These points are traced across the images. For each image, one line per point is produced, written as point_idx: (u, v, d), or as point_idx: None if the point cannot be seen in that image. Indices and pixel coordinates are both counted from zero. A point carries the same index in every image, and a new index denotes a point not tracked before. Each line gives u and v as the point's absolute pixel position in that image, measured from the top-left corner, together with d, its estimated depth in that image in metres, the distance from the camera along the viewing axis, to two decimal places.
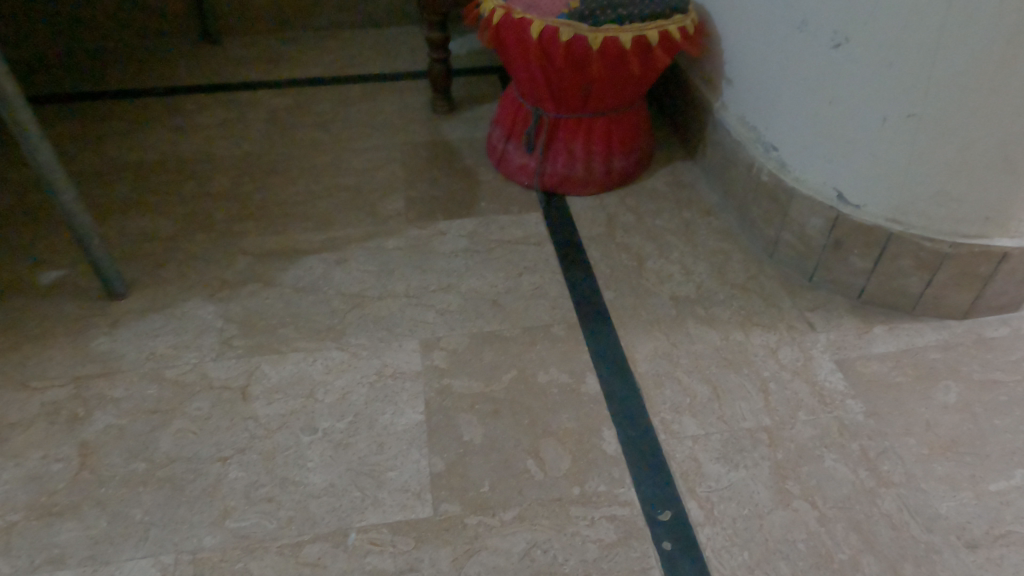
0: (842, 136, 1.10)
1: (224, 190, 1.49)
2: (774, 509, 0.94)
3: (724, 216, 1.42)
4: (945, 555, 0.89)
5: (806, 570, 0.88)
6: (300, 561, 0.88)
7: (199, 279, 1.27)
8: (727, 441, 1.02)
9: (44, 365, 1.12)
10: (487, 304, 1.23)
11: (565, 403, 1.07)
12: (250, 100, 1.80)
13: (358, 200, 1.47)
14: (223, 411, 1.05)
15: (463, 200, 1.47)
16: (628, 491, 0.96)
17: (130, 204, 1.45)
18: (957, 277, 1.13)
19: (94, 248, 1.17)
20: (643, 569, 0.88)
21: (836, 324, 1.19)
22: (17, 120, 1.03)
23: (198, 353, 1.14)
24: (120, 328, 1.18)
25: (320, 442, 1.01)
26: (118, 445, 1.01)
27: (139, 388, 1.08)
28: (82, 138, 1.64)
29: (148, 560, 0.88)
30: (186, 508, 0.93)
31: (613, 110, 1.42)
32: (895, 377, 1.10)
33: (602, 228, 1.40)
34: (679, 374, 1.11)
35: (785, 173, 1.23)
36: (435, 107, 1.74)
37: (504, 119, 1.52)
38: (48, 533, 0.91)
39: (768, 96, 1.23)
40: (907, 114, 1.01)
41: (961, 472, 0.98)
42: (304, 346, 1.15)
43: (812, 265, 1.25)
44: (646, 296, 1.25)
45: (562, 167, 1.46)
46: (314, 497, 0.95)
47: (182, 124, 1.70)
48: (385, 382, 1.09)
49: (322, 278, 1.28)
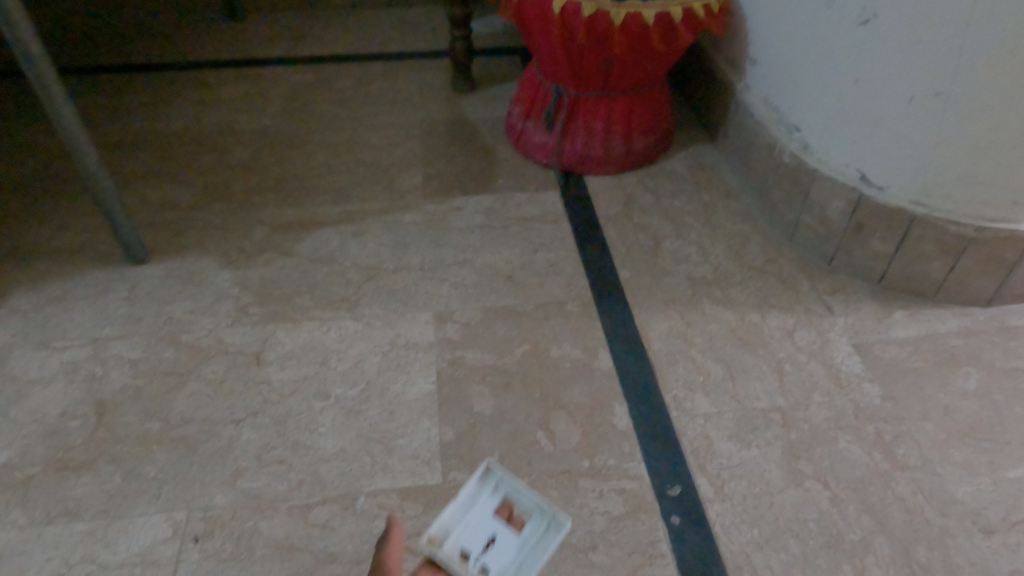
0: (867, 116, 1.08)
1: (245, 161, 1.50)
2: (785, 488, 0.93)
3: (744, 199, 1.40)
4: (959, 539, 0.87)
5: (817, 549, 0.87)
6: (310, 522, 0.89)
7: (218, 247, 1.28)
8: (739, 420, 1.01)
9: (64, 326, 1.13)
10: (502, 280, 1.22)
11: (577, 378, 1.07)
12: (273, 74, 1.81)
13: (376, 174, 1.47)
14: (238, 375, 1.06)
15: (481, 177, 1.46)
16: (638, 465, 0.96)
17: (149, 174, 1.46)
18: (981, 262, 1.11)
19: (115, 213, 1.18)
20: (651, 543, 0.87)
21: (855, 308, 1.18)
22: (43, 85, 1.04)
23: (214, 319, 1.15)
24: (139, 292, 1.19)
25: (332, 408, 1.02)
26: (134, 404, 1.02)
27: (155, 350, 1.10)
28: (108, 108, 1.66)
29: (161, 516, 0.89)
30: (198, 468, 0.94)
31: (634, 90, 1.41)
32: (913, 361, 1.08)
33: (619, 208, 1.39)
34: (693, 353, 1.10)
35: (808, 154, 1.22)
36: (455, 86, 1.74)
37: (524, 97, 1.51)
38: (64, 487, 0.92)
39: (792, 76, 1.21)
40: (934, 94, 0.99)
41: (979, 458, 0.96)
42: (319, 315, 1.16)
43: (832, 249, 1.24)
44: (662, 275, 1.24)
45: (580, 146, 1.45)
46: (324, 461, 0.95)
47: (206, 97, 1.71)
48: (398, 352, 1.10)
49: (338, 249, 1.29)
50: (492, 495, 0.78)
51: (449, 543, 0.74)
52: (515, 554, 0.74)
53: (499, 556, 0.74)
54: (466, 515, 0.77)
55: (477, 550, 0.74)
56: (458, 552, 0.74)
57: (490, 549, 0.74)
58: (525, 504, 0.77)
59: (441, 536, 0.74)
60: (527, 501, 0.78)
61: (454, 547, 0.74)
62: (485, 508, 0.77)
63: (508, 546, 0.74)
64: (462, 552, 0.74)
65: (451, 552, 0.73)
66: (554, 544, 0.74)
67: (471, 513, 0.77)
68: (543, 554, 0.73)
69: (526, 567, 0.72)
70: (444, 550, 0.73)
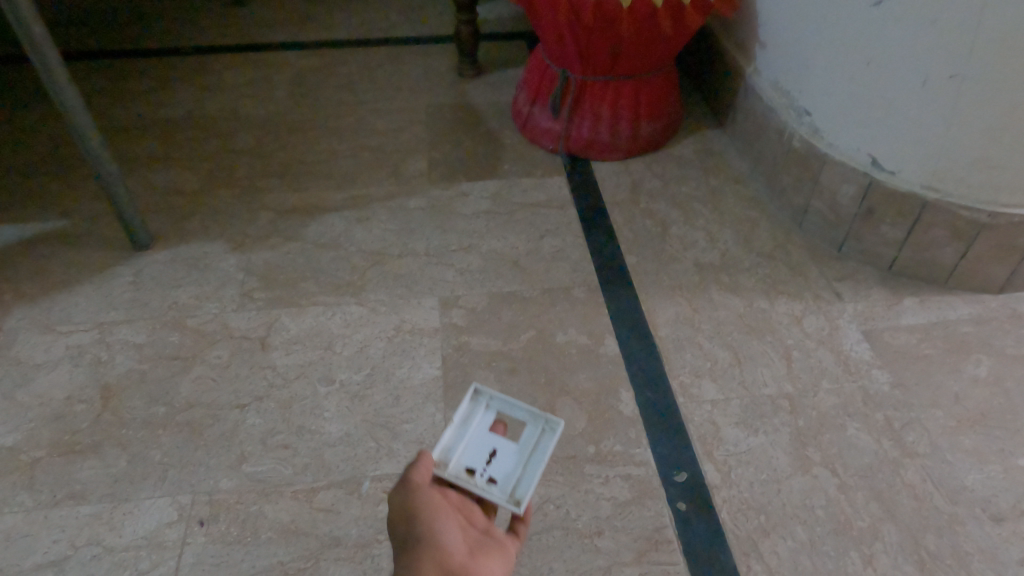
0: (879, 99, 1.06)
1: (250, 146, 1.49)
2: (793, 475, 0.92)
3: (753, 185, 1.39)
4: (969, 527, 0.86)
5: (824, 536, 0.86)
6: (315, 507, 0.89)
7: (222, 232, 1.28)
8: (747, 406, 1.00)
9: (69, 310, 1.13)
10: (507, 266, 1.22)
11: (583, 364, 1.06)
12: (278, 60, 1.79)
13: (381, 159, 1.46)
14: (243, 360, 1.06)
15: (487, 163, 1.45)
16: (644, 451, 0.95)
17: (154, 159, 1.45)
18: (994, 248, 1.09)
19: (120, 198, 1.18)
20: (657, 529, 0.87)
21: (864, 295, 1.16)
22: (47, 67, 1.03)
23: (219, 304, 1.15)
24: (144, 277, 1.19)
25: (337, 392, 1.01)
26: (139, 388, 1.02)
27: (160, 335, 1.10)
28: (113, 93, 1.65)
29: (166, 499, 0.89)
30: (203, 452, 0.94)
31: (642, 74, 1.40)
32: (923, 348, 1.07)
33: (626, 194, 1.38)
34: (700, 339, 1.09)
35: (818, 139, 1.20)
36: (461, 71, 1.72)
37: (530, 82, 1.49)
38: (70, 470, 0.93)
39: (803, 59, 1.19)
40: (949, 76, 0.97)
41: (989, 445, 0.95)
42: (324, 300, 1.15)
43: (842, 235, 1.22)
44: (669, 261, 1.23)
45: (587, 131, 1.43)
46: (329, 446, 0.95)
47: (211, 83, 1.70)
48: (403, 337, 1.09)
49: (343, 234, 1.28)
50: (485, 415, 0.78)
51: (454, 463, 0.72)
52: (518, 461, 0.74)
53: (504, 466, 0.73)
54: (464, 436, 0.75)
55: (482, 463, 0.73)
56: (465, 468, 0.72)
57: (494, 460, 0.73)
58: (517, 416, 0.77)
59: (446, 459, 0.72)
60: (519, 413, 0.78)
61: (460, 465, 0.72)
62: (481, 427, 0.76)
63: (510, 455, 0.74)
64: (468, 469, 0.72)
65: (458, 469, 0.72)
66: (553, 444, 0.75)
67: (468, 435, 0.75)
68: (544, 454, 0.74)
69: (532, 469, 0.73)
70: (452, 469, 0.72)
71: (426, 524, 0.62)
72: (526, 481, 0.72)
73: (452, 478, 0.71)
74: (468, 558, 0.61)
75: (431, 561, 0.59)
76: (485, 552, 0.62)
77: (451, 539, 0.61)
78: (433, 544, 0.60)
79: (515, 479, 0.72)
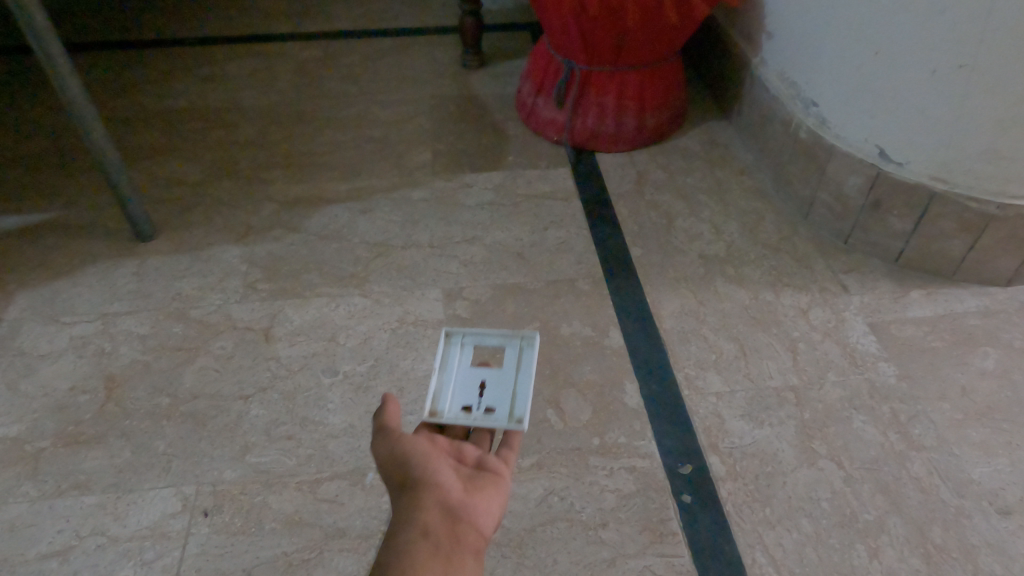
0: (887, 89, 1.05)
1: (253, 137, 1.49)
2: (798, 467, 0.91)
3: (758, 177, 1.38)
4: (975, 520, 0.86)
5: (830, 529, 0.85)
6: (318, 498, 0.89)
7: (226, 223, 1.28)
8: (752, 399, 0.99)
9: (73, 301, 1.13)
10: (511, 257, 1.21)
11: (587, 356, 1.05)
12: (281, 50, 1.79)
13: (385, 150, 1.45)
14: (247, 351, 1.06)
15: (490, 154, 1.45)
16: (649, 443, 0.95)
17: (156, 150, 1.45)
18: (1002, 241, 1.09)
19: (123, 189, 1.17)
20: (662, 521, 0.87)
21: (871, 287, 1.16)
22: (49, 56, 1.02)
23: (222, 295, 1.14)
24: (148, 268, 1.19)
25: (340, 384, 1.01)
26: (143, 379, 1.02)
27: (164, 326, 1.09)
28: (116, 84, 1.65)
29: (170, 490, 0.89)
30: (207, 442, 0.94)
31: (647, 65, 1.38)
32: (930, 341, 1.06)
33: (631, 185, 1.37)
34: (705, 331, 1.09)
35: (825, 130, 1.19)
36: (465, 62, 1.71)
37: (535, 72, 1.48)
38: (74, 460, 0.93)
39: (810, 49, 1.18)
40: (958, 66, 0.95)
41: (996, 438, 0.94)
42: (327, 291, 1.15)
43: (848, 227, 1.21)
44: (674, 253, 1.22)
45: (592, 122, 1.43)
46: (333, 437, 0.95)
47: (214, 73, 1.69)
48: (407, 329, 1.09)
49: (347, 226, 1.27)
50: (464, 353, 0.79)
51: (450, 408, 0.74)
52: (507, 385, 0.76)
53: (496, 392, 0.75)
54: (450, 380, 0.77)
55: (475, 398, 0.75)
56: (462, 409, 0.74)
57: (485, 391, 0.75)
58: (492, 344, 0.79)
59: (440, 406, 0.74)
60: (493, 340, 0.79)
61: (455, 407, 0.74)
62: (463, 367, 0.78)
63: (498, 382, 0.76)
64: (464, 408, 0.74)
65: (455, 412, 0.73)
66: (534, 358, 0.77)
67: (454, 378, 0.77)
68: (530, 371, 0.76)
69: (523, 386, 0.75)
70: (450, 413, 0.73)
71: (419, 464, 0.59)
72: (520, 400, 0.74)
73: (452, 421, 0.72)
74: (465, 493, 0.58)
75: (428, 499, 0.56)
76: (481, 484, 0.60)
77: (446, 477, 0.59)
78: (427, 483, 0.57)
79: (509, 403, 0.74)
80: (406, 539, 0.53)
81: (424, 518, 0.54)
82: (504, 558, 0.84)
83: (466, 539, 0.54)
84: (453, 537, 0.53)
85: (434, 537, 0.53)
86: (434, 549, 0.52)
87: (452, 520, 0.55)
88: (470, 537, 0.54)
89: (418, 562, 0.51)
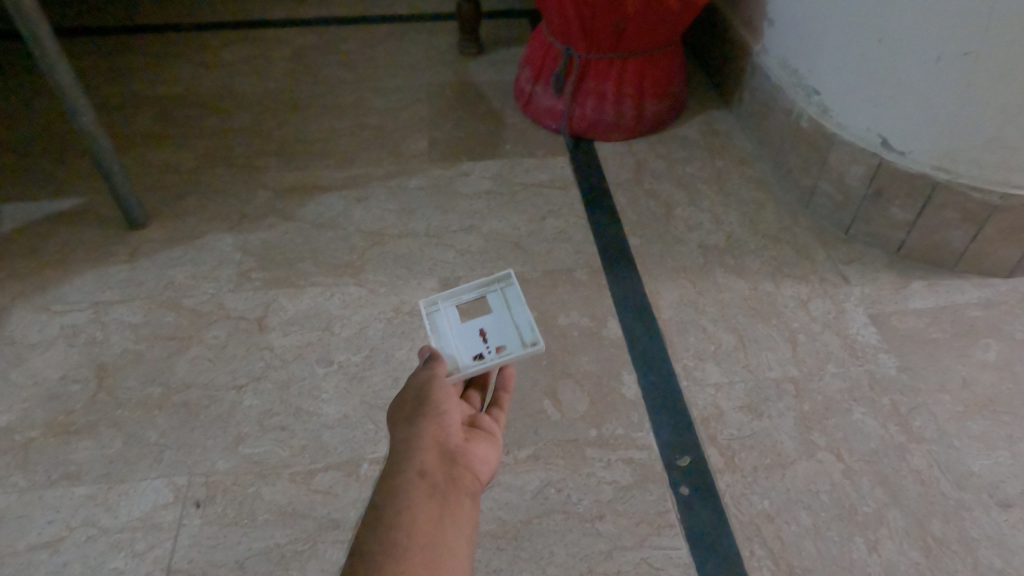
0: (890, 77, 1.03)
1: (247, 124, 1.47)
2: (798, 459, 0.91)
3: (759, 167, 1.37)
4: (976, 513, 0.85)
5: (829, 522, 0.85)
6: (312, 489, 0.88)
7: (220, 211, 1.26)
8: (752, 390, 0.98)
9: (64, 290, 1.12)
10: (508, 247, 1.20)
11: (585, 346, 1.04)
12: (276, 37, 1.76)
13: (381, 138, 1.44)
14: (240, 340, 1.04)
15: (488, 142, 1.43)
16: (647, 435, 0.94)
17: (149, 137, 1.43)
18: (1005, 231, 1.07)
19: (114, 176, 1.15)
20: (659, 513, 0.86)
21: (871, 278, 1.14)
22: (37, 39, 1.00)
23: (216, 284, 1.13)
24: (141, 255, 1.17)
25: (335, 373, 1.00)
26: (135, 369, 1.01)
27: (157, 315, 1.08)
28: (108, 70, 1.62)
29: (162, 480, 0.88)
30: (200, 433, 0.93)
31: (647, 52, 1.36)
32: (931, 332, 1.05)
33: (630, 174, 1.35)
34: (704, 322, 1.08)
35: (827, 118, 1.17)
36: (463, 49, 1.69)
37: (533, 60, 1.46)
38: (65, 450, 0.91)
39: (813, 36, 1.16)
40: (962, 53, 0.93)
41: (997, 431, 0.93)
42: (322, 280, 1.14)
43: (849, 217, 1.20)
44: (674, 243, 1.21)
45: (591, 111, 1.41)
46: (328, 428, 0.94)
47: (208, 59, 1.67)
48: (402, 319, 1.07)
49: (342, 214, 1.26)
50: (449, 316, 0.82)
51: (462, 360, 0.75)
52: (501, 323, 0.79)
53: (497, 332, 0.78)
54: (450, 338, 0.78)
55: (481, 344, 0.77)
56: (474, 358, 0.75)
57: (487, 334, 0.78)
58: (471, 297, 0.83)
59: (453, 363, 0.74)
60: (470, 293, 0.83)
61: (467, 357, 0.75)
62: (454, 325, 0.80)
63: (491, 324, 0.79)
64: (476, 356, 0.75)
65: (469, 360, 0.75)
66: (517, 293, 0.82)
67: (450, 336, 0.78)
68: (517, 303, 0.81)
69: (519, 318, 0.79)
70: (465, 364, 0.74)
71: (427, 408, 0.60)
72: (520, 329, 0.78)
73: (471, 366, 0.73)
74: (465, 443, 0.58)
75: (429, 438, 0.57)
76: (477, 440, 0.60)
77: (451, 424, 0.59)
78: (432, 423, 0.58)
79: (512, 336, 0.77)
80: (405, 474, 0.53)
81: (423, 457, 0.55)
82: (500, 550, 0.83)
83: (463, 482, 0.54)
84: (451, 478, 0.54)
85: (433, 476, 0.53)
86: (431, 487, 0.52)
87: (451, 464, 0.55)
88: (467, 482, 0.55)
89: (415, 495, 0.51)
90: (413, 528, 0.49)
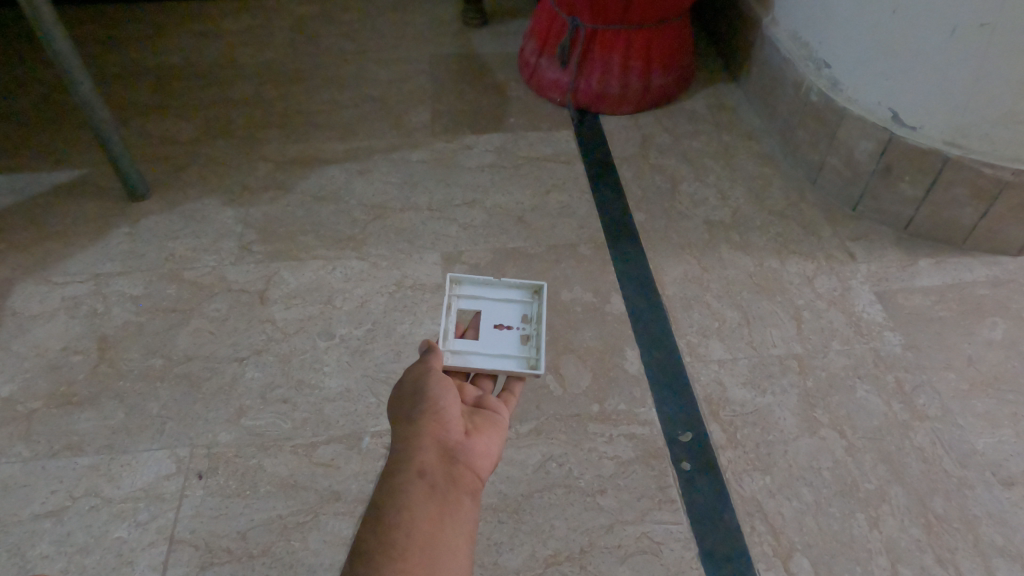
0: (903, 50, 1.01)
1: (248, 95, 1.45)
2: (800, 436, 0.90)
3: (766, 142, 1.34)
4: (978, 490, 0.85)
5: (831, 498, 0.85)
6: (314, 461, 0.88)
7: (221, 183, 1.25)
8: (755, 366, 0.98)
9: (65, 261, 1.11)
10: (511, 221, 1.18)
11: (587, 322, 1.04)
12: (277, 6, 1.73)
13: (384, 111, 1.42)
14: (241, 313, 1.04)
15: (491, 115, 1.41)
16: (649, 411, 0.93)
17: (149, 107, 1.41)
18: (1016, 208, 1.05)
19: (112, 146, 1.14)
20: (660, 488, 0.86)
21: (878, 256, 1.13)
22: (32, 5, 0.98)
23: (217, 256, 1.12)
24: (141, 228, 1.16)
25: (337, 347, 1.00)
26: (136, 340, 1.00)
27: (158, 287, 1.07)
28: (108, 40, 1.60)
29: (164, 452, 0.88)
30: (202, 405, 0.93)
31: (654, 23, 1.34)
32: (938, 310, 1.04)
33: (635, 148, 1.33)
34: (709, 298, 1.07)
35: (837, 92, 1.15)
36: (467, 20, 1.66)
37: (538, 31, 1.44)
38: (67, 421, 0.91)
39: (824, 8, 1.13)
40: (978, 25, 0.91)
41: (1002, 410, 0.93)
42: (324, 254, 1.13)
43: (857, 193, 1.18)
44: (679, 218, 1.19)
45: (596, 83, 1.39)
46: (329, 401, 0.94)
47: (209, 29, 1.64)
48: (404, 293, 1.07)
49: (344, 187, 1.25)
50: (465, 348, 0.73)
51: (519, 352, 0.73)
52: (495, 309, 0.78)
53: (504, 314, 0.77)
54: (491, 355, 0.73)
55: (512, 331, 0.76)
56: (523, 342, 0.75)
57: (504, 323, 0.76)
58: (453, 319, 0.75)
59: (522, 363, 0.73)
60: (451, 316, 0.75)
61: (518, 348, 0.74)
62: (475, 342, 0.74)
63: (492, 316, 0.77)
64: (522, 339, 0.75)
65: (527, 347, 0.74)
66: (470, 279, 0.79)
67: (493, 354, 0.73)
68: (485, 286, 0.79)
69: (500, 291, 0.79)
70: (526, 352, 0.74)
71: (423, 403, 0.60)
72: (512, 298, 0.79)
73: (534, 348, 0.74)
74: (464, 436, 0.59)
75: (428, 437, 0.57)
76: (479, 432, 0.60)
77: (449, 419, 0.59)
78: (429, 421, 0.58)
79: (518, 310, 0.78)
80: (404, 475, 0.53)
81: (423, 457, 0.55)
82: (501, 523, 0.83)
83: (462, 482, 0.55)
84: (451, 477, 0.54)
85: (433, 475, 0.54)
86: (431, 488, 0.53)
87: (451, 463, 0.55)
88: (466, 479, 0.55)
89: (412, 497, 0.51)
90: (411, 527, 0.49)
